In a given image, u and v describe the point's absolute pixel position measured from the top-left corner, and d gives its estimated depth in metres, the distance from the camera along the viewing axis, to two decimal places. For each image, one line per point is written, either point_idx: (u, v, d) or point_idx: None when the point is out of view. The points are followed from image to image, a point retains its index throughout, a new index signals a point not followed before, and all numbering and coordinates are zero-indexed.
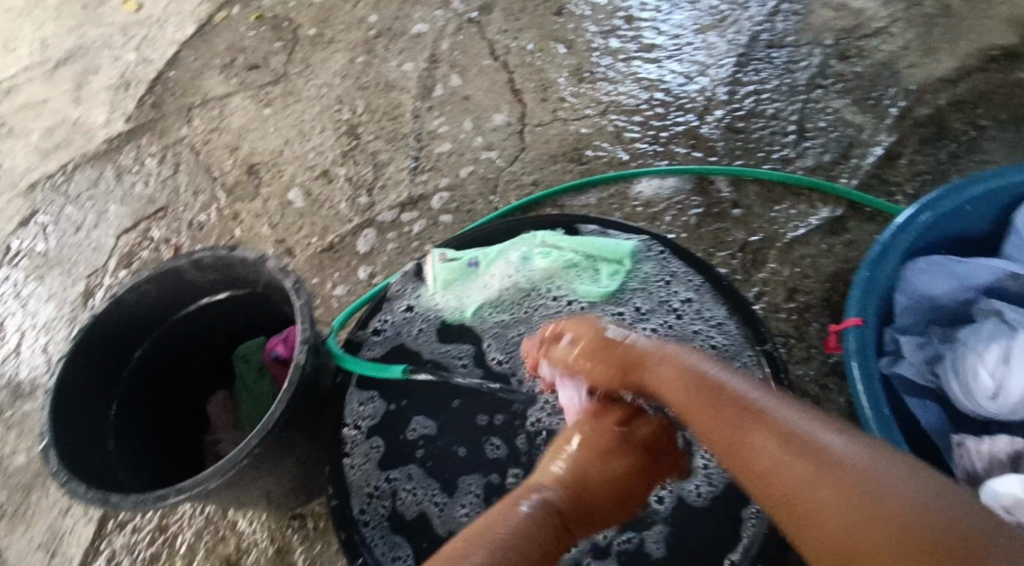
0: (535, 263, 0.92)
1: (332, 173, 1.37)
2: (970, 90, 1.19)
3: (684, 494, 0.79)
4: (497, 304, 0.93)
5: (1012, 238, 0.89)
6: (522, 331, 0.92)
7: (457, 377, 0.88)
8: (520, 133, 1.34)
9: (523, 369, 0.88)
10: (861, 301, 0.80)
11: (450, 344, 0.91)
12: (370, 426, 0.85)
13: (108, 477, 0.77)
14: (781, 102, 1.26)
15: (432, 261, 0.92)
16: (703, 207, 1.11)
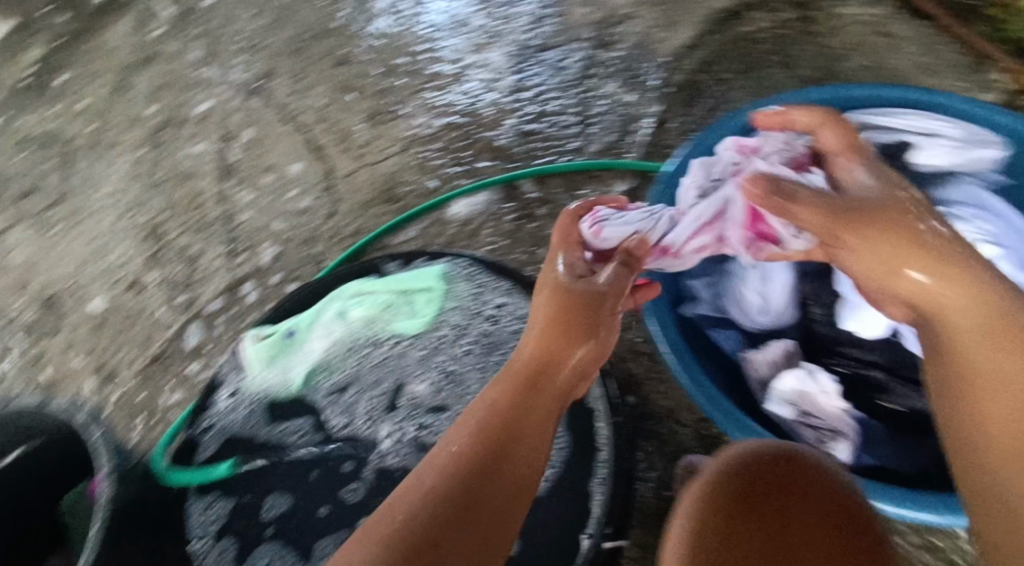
0: (352, 315, 0.97)
1: (141, 281, 1.28)
2: (711, 52, 1.33)
3: None
4: (322, 365, 0.96)
5: None
6: (353, 387, 0.94)
7: (297, 451, 0.91)
8: (329, 188, 1.32)
9: (360, 419, 0.92)
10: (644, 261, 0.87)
11: (282, 420, 0.93)
12: (217, 530, 0.87)
13: None
14: (563, 98, 1.34)
15: (248, 343, 0.95)
16: (516, 211, 1.15)
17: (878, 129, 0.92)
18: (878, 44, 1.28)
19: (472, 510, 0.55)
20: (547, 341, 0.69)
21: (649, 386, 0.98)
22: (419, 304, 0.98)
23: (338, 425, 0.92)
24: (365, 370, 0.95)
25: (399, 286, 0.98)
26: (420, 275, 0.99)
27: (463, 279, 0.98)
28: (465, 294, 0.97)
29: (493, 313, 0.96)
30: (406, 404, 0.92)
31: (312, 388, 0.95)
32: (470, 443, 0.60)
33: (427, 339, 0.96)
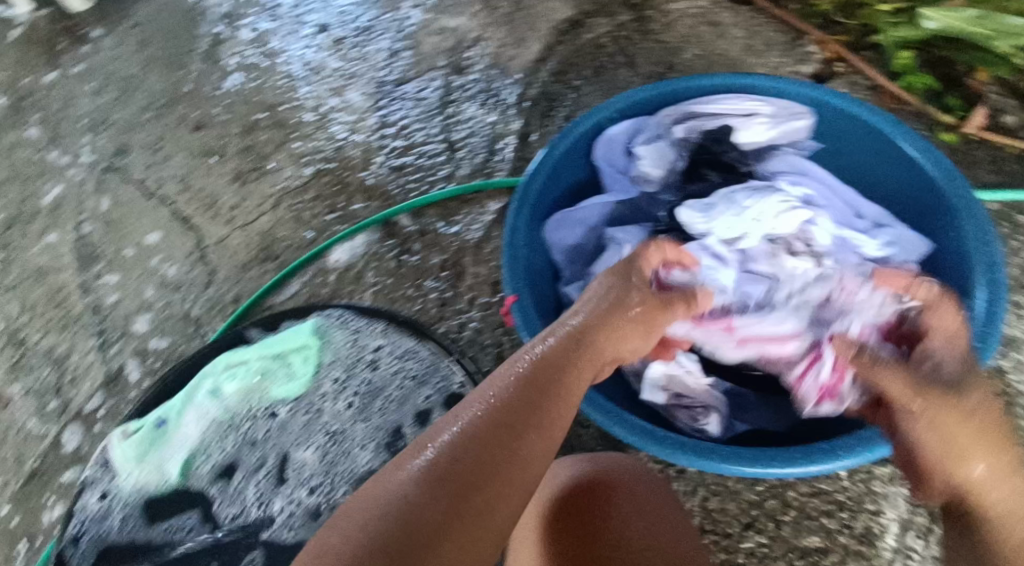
0: (226, 390, 0.94)
1: (7, 394, 1.19)
2: (560, 61, 1.38)
3: None
4: (200, 449, 0.92)
5: (604, 173, 0.99)
6: (239, 464, 0.91)
7: (184, 544, 0.86)
8: (202, 258, 1.27)
9: (253, 495, 0.89)
10: (515, 275, 0.81)
11: (160, 516, 0.88)
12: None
13: None
14: (427, 127, 1.35)
15: (117, 443, 0.91)
16: (398, 248, 1.15)
17: (704, 119, 0.95)
18: (708, 34, 1.36)
19: (503, 462, 0.51)
20: (586, 328, 0.67)
21: None
22: (297, 365, 0.97)
23: (221, 510, 0.88)
24: (245, 445, 0.93)
25: (275, 350, 0.97)
26: (295, 335, 0.98)
27: (338, 332, 0.99)
28: (341, 346, 0.98)
29: (370, 361, 0.98)
30: (292, 471, 0.91)
31: (188, 475, 0.90)
32: (509, 397, 0.56)
33: (306, 401, 0.96)
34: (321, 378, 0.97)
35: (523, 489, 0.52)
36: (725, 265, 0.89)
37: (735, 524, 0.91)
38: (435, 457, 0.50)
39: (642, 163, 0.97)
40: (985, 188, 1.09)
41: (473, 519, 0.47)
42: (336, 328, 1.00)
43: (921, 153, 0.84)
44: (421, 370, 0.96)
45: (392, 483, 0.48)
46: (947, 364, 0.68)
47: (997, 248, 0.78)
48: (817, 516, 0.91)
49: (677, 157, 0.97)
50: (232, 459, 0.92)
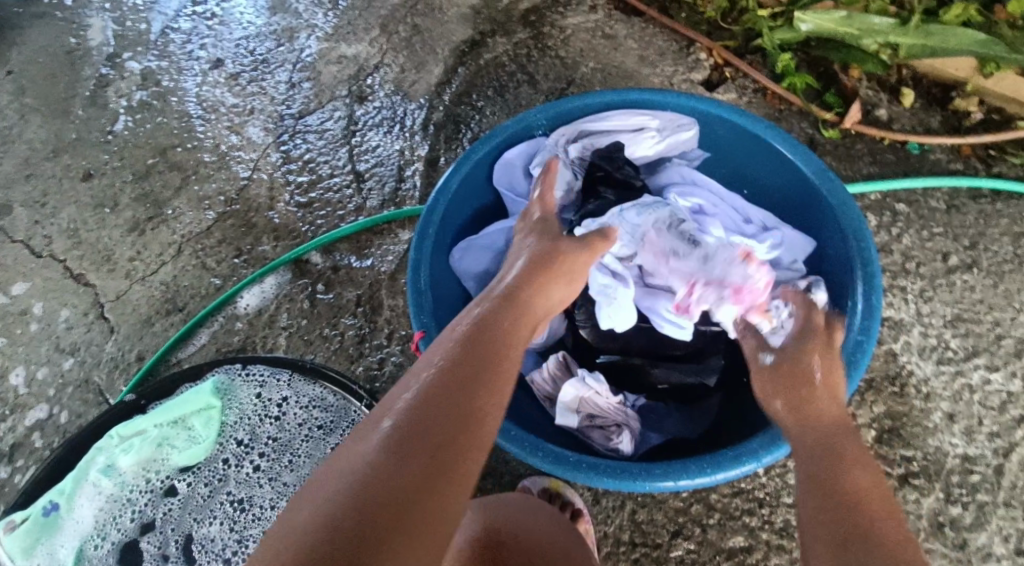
0: (119, 465, 0.88)
1: None
2: (461, 84, 1.38)
3: None
4: (92, 530, 0.87)
5: (508, 196, 0.99)
6: (144, 546, 0.88)
7: None
8: (102, 315, 1.20)
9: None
10: (422, 309, 0.80)
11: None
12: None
13: None
14: (332, 158, 1.33)
15: (0, 535, 0.84)
16: (310, 286, 1.12)
17: (598, 137, 0.98)
18: (604, 48, 1.38)
19: (456, 416, 0.50)
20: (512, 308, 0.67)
21: None
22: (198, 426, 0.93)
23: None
24: (147, 521, 0.89)
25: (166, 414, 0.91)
26: (194, 396, 0.93)
27: (238, 386, 0.96)
28: (245, 399, 0.96)
29: (278, 413, 0.96)
30: (196, 540, 0.88)
31: (80, 559, 0.86)
32: (455, 362, 0.56)
33: (209, 463, 0.92)
34: (225, 437, 0.94)
35: (482, 447, 0.50)
36: (622, 286, 0.88)
37: (663, 533, 0.93)
38: (393, 426, 0.48)
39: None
40: (867, 180, 1.16)
41: (446, 482, 0.46)
42: (237, 382, 0.96)
43: (792, 151, 0.89)
44: (330, 418, 0.95)
45: (354, 465, 0.45)
46: (831, 369, 0.74)
47: (868, 238, 0.83)
48: (740, 515, 0.93)
49: (575, 176, 0.97)
50: (129, 535, 0.88)
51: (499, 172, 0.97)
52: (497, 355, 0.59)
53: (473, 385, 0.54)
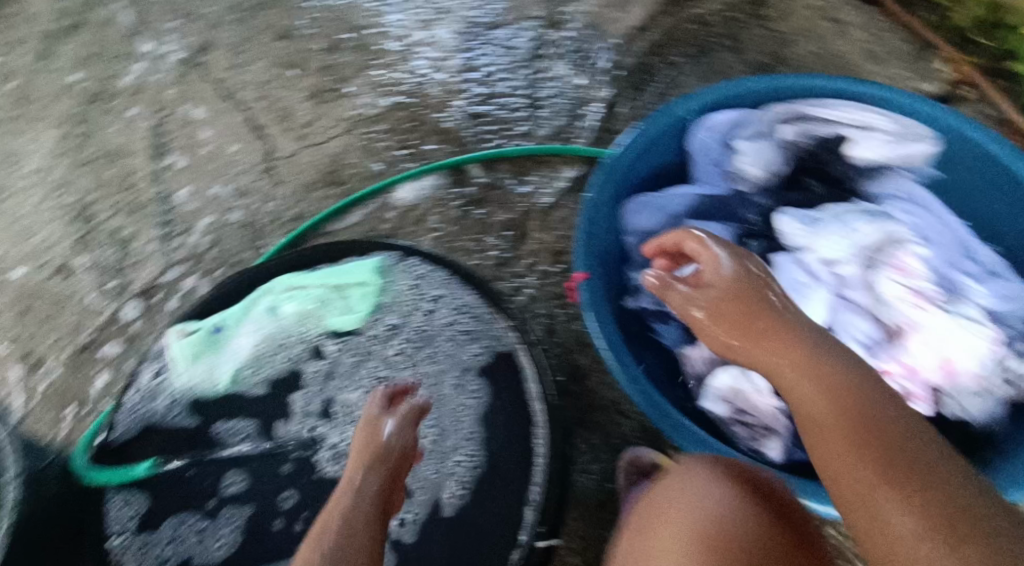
0: (284, 310, 0.92)
1: (72, 265, 1.22)
2: (662, 35, 1.28)
3: (440, 500, 0.82)
4: (254, 360, 0.90)
5: (697, 163, 0.97)
6: (294, 386, 0.89)
7: (226, 450, 0.86)
8: (270, 170, 1.27)
9: (295, 418, 0.88)
10: (588, 253, 0.82)
11: (212, 420, 0.87)
12: (139, 525, 0.83)
13: None
14: (511, 77, 1.28)
15: (172, 339, 0.89)
16: (464, 196, 1.13)
17: (818, 124, 0.92)
18: (828, 30, 1.25)
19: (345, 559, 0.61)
20: (380, 459, 0.72)
21: (591, 378, 0.99)
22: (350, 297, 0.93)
23: (275, 425, 0.88)
24: (298, 369, 0.90)
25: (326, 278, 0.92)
26: (356, 268, 0.93)
27: (398, 274, 0.93)
28: (405, 286, 0.93)
29: (429, 307, 0.92)
30: (339, 401, 0.89)
31: (241, 383, 0.89)
32: (349, 517, 0.66)
33: (361, 333, 0.92)
34: (377, 316, 0.92)
35: None
36: (818, 286, 0.89)
37: None
38: None
39: (740, 158, 0.95)
40: None
41: None
42: (399, 267, 0.94)
43: None
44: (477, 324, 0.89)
45: None
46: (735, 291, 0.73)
47: None
48: None
49: (779, 161, 0.96)
50: (284, 374, 0.90)
51: (694, 138, 0.94)
52: (386, 503, 0.70)
53: (373, 539, 0.65)
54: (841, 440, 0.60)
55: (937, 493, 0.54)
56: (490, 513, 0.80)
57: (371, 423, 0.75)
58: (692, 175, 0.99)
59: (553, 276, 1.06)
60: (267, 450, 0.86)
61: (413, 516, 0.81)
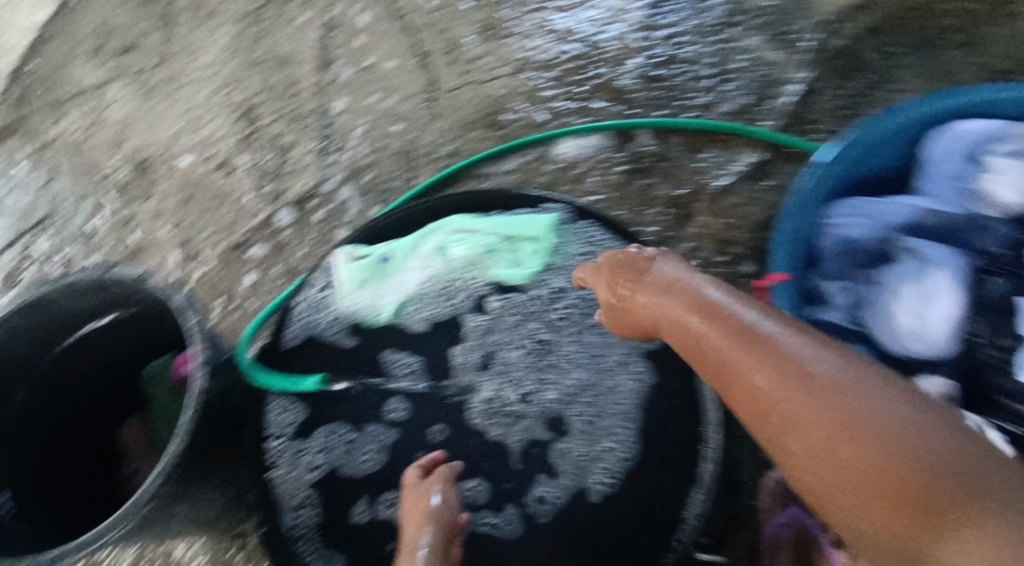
0: (453, 252, 0.90)
1: (233, 163, 1.27)
2: (884, 17, 1.11)
3: (587, 486, 0.81)
4: (420, 299, 0.90)
5: (927, 173, 0.88)
6: (460, 332, 0.89)
7: (395, 384, 0.86)
8: (430, 102, 1.24)
9: (459, 364, 0.87)
10: (789, 255, 0.79)
11: (375, 349, 0.88)
12: (294, 433, 0.83)
13: (7, 544, 0.71)
14: (698, 43, 1.15)
15: (341, 260, 0.87)
16: (629, 162, 1.07)
17: None
18: None
19: None
20: (432, 521, 0.73)
21: None
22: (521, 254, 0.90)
23: (444, 367, 0.87)
24: (460, 316, 0.89)
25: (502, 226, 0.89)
26: (533, 222, 0.89)
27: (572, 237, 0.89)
28: (576, 252, 0.89)
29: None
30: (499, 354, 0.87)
31: (404, 318, 0.89)
32: None
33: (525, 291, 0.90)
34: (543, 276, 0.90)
35: None
36: None
37: None
38: None
39: (991, 177, 0.83)
40: None
41: None
42: (575, 228, 0.89)
43: None
44: None
45: None
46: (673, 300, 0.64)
47: None
48: None
49: None
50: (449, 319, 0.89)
51: (932, 147, 0.86)
52: None
53: None
54: (784, 401, 0.51)
55: (893, 486, 0.45)
56: (650, 499, 0.78)
57: (418, 492, 0.76)
58: (918, 188, 0.90)
59: (715, 270, 0.96)
60: (423, 389, 0.87)
61: (557, 496, 0.81)
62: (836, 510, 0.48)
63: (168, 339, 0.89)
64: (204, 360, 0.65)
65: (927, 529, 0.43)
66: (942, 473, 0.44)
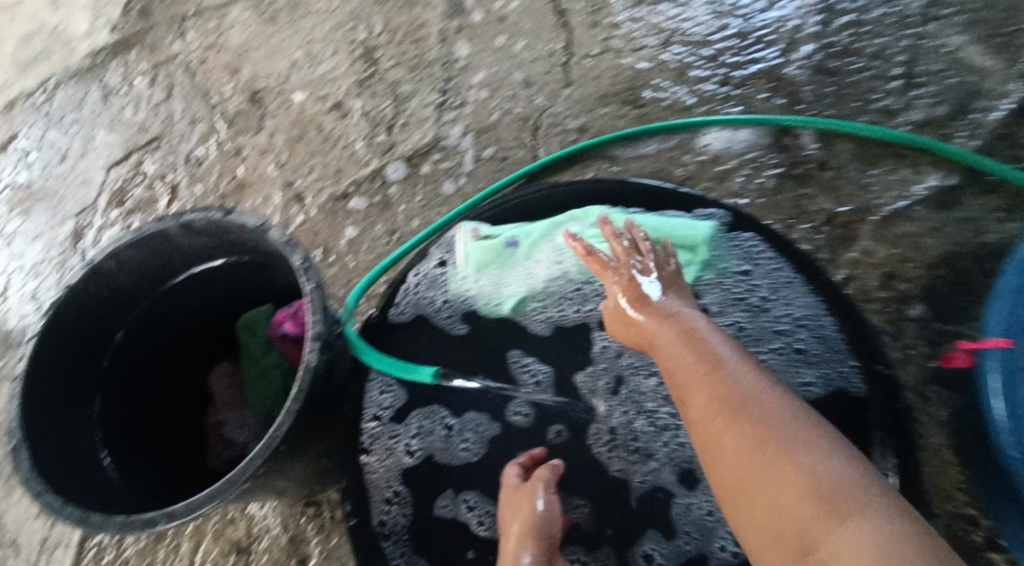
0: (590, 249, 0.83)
1: (347, 106, 1.20)
2: None
3: (712, 549, 0.71)
4: (544, 295, 0.83)
5: None
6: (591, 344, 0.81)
7: (519, 397, 0.79)
8: (565, 66, 1.13)
9: (586, 379, 0.80)
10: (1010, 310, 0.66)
11: (489, 344, 0.82)
12: (393, 416, 0.79)
13: (104, 485, 0.67)
14: (885, 36, 1.02)
15: (463, 238, 0.86)
16: (784, 166, 0.96)
17: None
18: None
19: None
20: (532, 534, 0.67)
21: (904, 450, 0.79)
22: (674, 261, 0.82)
23: (567, 379, 0.80)
24: (587, 325, 0.82)
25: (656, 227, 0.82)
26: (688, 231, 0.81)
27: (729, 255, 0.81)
28: (730, 272, 0.81)
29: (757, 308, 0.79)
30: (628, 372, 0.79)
31: (524, 313, 0.83)
32: None
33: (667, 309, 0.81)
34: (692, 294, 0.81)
35: None
36: None
37: None
38: None
39: None
40: None
41: None
42: (733, 245, 0.81)
43: None
44: (818, 349, 0.75)
45: None
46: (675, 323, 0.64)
47: None
48: None
49: None
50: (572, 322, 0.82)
51: None
52: None
53: None
54: (729, 436, 0.54)
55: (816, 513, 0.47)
56: None
57: (517, 497, 0.69)
58: None
59: (877, 306, 0.86)
60: (535, 396, 0.79)
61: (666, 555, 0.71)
62: (747, 529, 0.52)
63: (278, 289, 0.84)
64: (315, 334, 0.60)
65: (829, 521, 0.46)
66: (838, 487, 0.48)
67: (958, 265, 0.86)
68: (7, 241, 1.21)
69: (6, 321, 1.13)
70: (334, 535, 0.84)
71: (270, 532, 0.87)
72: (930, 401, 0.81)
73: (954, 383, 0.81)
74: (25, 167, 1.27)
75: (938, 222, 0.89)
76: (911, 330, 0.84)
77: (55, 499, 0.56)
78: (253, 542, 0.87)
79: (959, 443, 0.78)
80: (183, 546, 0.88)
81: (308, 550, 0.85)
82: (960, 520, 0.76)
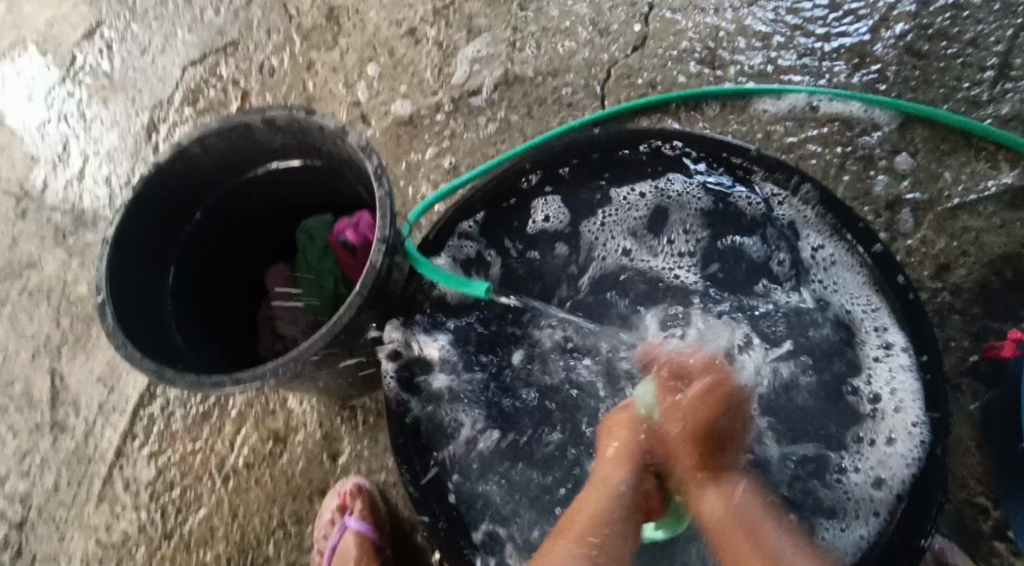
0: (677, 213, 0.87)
1: (420, 33, 1.17)
2: None
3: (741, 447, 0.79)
4: (667, 221, 0.87)
5: None
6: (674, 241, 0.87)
7: (602, 273, 0.88)
8: (646, 17, 1.09)
9: (669, 275, 0.87)
10: None
11: (629, 269, 0.87)
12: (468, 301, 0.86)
13: (166, 345, 0.77)
14: (986, 24, 0.98)
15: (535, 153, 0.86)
16: (853, 145, 0.95)
17: None
18: None
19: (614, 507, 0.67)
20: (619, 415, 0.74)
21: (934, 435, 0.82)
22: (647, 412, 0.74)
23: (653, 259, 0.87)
24: (669, 227, 0.87)
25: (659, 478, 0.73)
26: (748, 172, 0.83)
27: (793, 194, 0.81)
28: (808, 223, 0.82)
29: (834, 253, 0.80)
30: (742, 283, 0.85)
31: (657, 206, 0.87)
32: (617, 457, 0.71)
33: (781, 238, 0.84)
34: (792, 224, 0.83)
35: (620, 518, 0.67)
36: None
37: None
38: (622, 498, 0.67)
39: None
40: None
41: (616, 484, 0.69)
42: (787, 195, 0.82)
43: None
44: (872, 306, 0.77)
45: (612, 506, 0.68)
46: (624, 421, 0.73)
47: None
48: None
49: None
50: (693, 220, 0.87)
51: None
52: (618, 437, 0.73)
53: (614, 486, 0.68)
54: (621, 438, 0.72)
55: None
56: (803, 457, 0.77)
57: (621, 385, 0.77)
58: None
59: (925, 295, 0.87)
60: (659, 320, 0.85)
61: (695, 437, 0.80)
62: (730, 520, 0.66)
63: (345, 200, 0.89)
64: (383, 238, 0.67)
65: None
66: None
67: (1018, 265, 0.87)
68: (82, 123, 1.24)
69: (78, 200, 1.17)
70: (366, 438, 0.93)
71: (306, 427, 0.95)
72: (962, 393, 0.83)
73: (990, 379, 0.83)
74: (104, 55, 1.27)
75: (1006, 220, 0.89)
76: (956, 322, 0.85)
77: (135, 352, 0.67)
78: (290, 433, 0.95)
79: (981, 433, 0.81)
80: (226, 427, 0.97)
81: (340, 448, 0.94)
82: (972, 507, 0.79)
